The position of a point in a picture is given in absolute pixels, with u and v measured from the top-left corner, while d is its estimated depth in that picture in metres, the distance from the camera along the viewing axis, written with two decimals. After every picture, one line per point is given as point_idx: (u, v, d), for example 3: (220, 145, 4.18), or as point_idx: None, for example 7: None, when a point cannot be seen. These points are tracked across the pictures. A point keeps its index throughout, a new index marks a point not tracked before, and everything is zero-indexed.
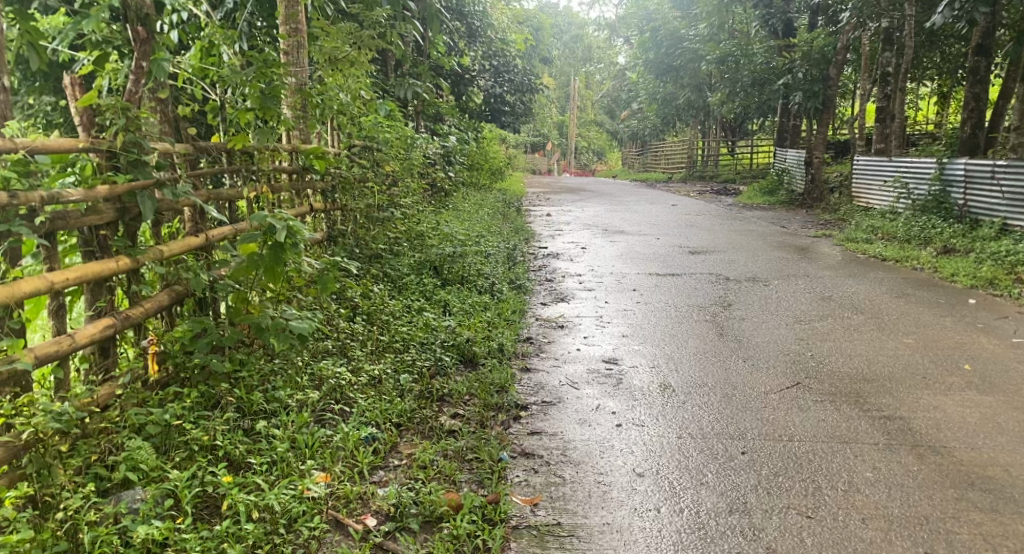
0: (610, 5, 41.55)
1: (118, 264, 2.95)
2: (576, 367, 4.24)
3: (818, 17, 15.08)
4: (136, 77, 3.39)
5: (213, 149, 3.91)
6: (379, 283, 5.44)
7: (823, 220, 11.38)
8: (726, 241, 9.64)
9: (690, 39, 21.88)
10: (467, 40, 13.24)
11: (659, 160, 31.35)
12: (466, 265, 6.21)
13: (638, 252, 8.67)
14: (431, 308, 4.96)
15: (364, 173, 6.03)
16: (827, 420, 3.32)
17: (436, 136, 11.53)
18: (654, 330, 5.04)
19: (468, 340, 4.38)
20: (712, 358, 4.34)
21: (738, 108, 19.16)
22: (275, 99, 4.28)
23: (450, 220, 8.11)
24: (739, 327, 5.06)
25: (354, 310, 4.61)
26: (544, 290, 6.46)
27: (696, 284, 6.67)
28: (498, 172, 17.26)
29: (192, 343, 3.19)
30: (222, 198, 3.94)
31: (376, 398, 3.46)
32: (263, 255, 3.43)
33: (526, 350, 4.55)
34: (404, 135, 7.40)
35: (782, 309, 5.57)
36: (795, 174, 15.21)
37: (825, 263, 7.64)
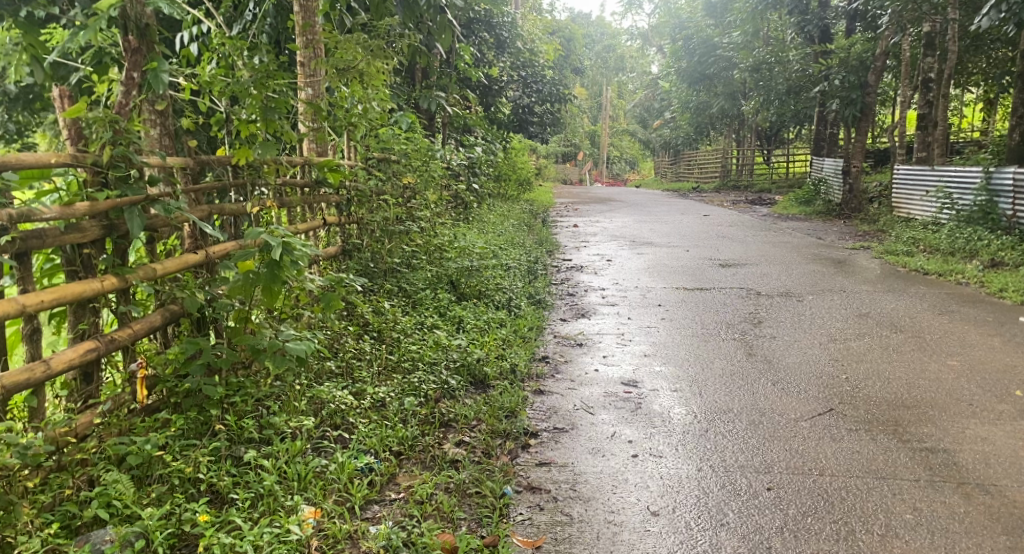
0: (643, 15, 41.39)
1: (103, 285, 2.82)
2: (593, 390, 4.02)
3: (856, 23, 14.71)
4: (128, 89, 3.27)
5: (216, 163, 3.79)
6: (393, 299, 5.29)
7: (861, 231, 11.01)
8: (758, 253, 9.34)
9: (724, 47, 21.58)
10: (495, 50, 13.14)
11: (691, 170, 31.00)
12: (485, 279, 6.04)
13: (666, 265, 8.42)
14: (444, 326, 4.78)
15: (381, 186, 5.90)
16: (862, 452, 3.05)
17: (462, 147, 11.43)
18: (678, 349, 4.80)
19: (480, 360, 4.19)
20: (739, 381, 4.09)
21: (773, 116, 18.80)
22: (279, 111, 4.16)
23: (471, 232, 7.96)
24: (769, 347, 4.79)
25: (364, 328, 4.45)
26: (565, 305, 6.25)
27: (725, 299, 6.40)
28: (526, 182, 17.11)
29: (186, 367, 3.05)
30: (225, 213, 3.81)
31: (377, 424, 3.29)
32: (258, 275, 3.25)
33: (541, 370, 4.34)
34: (425, 146, 7.28)
35: (815, 326, 5.28)
36: (832, 183, 14.80)
37: (863, 277, 7.32)
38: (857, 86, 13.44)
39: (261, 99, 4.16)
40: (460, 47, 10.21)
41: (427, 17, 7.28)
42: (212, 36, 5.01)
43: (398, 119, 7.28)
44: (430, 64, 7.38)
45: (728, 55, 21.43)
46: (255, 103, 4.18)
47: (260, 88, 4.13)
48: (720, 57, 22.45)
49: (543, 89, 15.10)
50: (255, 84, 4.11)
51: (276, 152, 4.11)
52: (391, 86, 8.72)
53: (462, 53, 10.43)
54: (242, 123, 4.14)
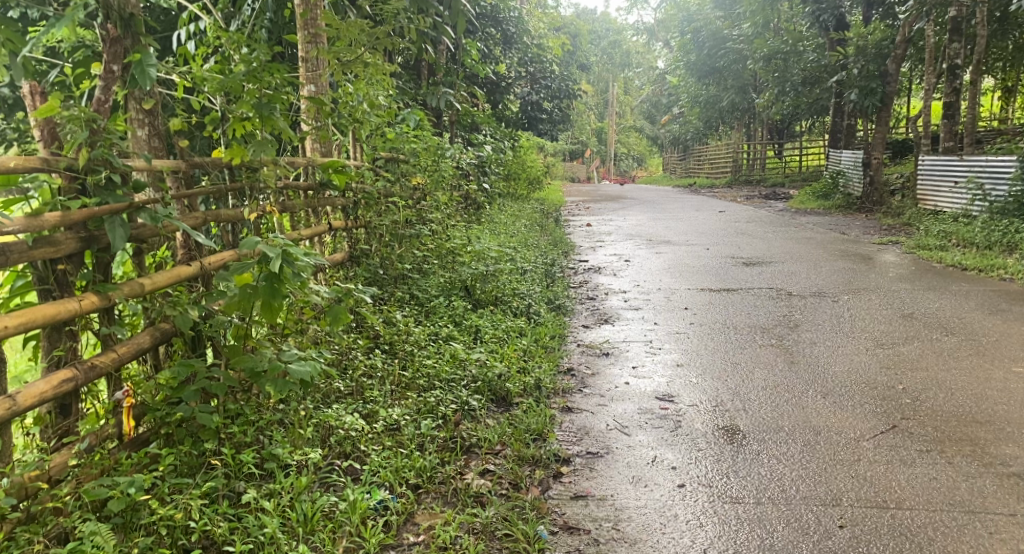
0: (649, 10, 41.05)
1: (82, 305, 2.49)
2: (625, 406, 3.68)
3: (874, 10, 14.31)
4: (106, 83, 2.95)
5: (210, 165, 3.46)
6: (404, 307, 4.97)
7: (886, 225, 10.63)
8: (782, 250, 8.97)
9: (734, 40, 21.19)
10: (502, 47, 12.83)
11: (702, 165, 30.56)
12: (501, 284, 5.71)
13: (687, 264, 8.08)
14: (461, 337, 4.45)
15: (389, 188, 5.56)
16: (940, 479, 2.77)
17: (471, 146, 11.09)
18: (712, 358, 4.46)
19: (501, 376, 3.85)
20: (784, 394, 3.77)
21: (787, 109, 18.42)
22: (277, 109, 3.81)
23: (484, 233, 7.63)
24: (812, 354, 4.45)
25: (375, 341, 4.13)
26: (586, 310, 5.92)
27: (756, 301, 6.04)
28: (535, 181, 16.74)
29: (180, 391, 2.74)
30: (223, 219, 3.49)
31: (392, 452, 2.98)
32: (258, 287, 2.90)
33: (568, 384, 3.99)
34: (434, 144, 6.94)
35: (859, 330, 4.93)
36: (851, 176, 14.40)
37: (897, 274, 6.96)
38: (877, 76, 13.04)
39: (253, 94, 3.83)
40: (468, 43, 9.90)
41: (435, 10, 6.96)
42: (206, 30, 4.69)
43: (405, 117, 6.94)
44: (438, 59, 7.05)
45: (739, 47, 21.07)
46: (247, 98, 3.85)
47: (253, 82, 3.81)
48: (729, 50, 22.11)
49: (551, 85, 14.76)
50: (247, 78, 3.78)
51: (274, 152, 3.78)
52: (397, 84, 8.40)
53: (470, 49, 10.12)
54: (236, 121, 3.82)
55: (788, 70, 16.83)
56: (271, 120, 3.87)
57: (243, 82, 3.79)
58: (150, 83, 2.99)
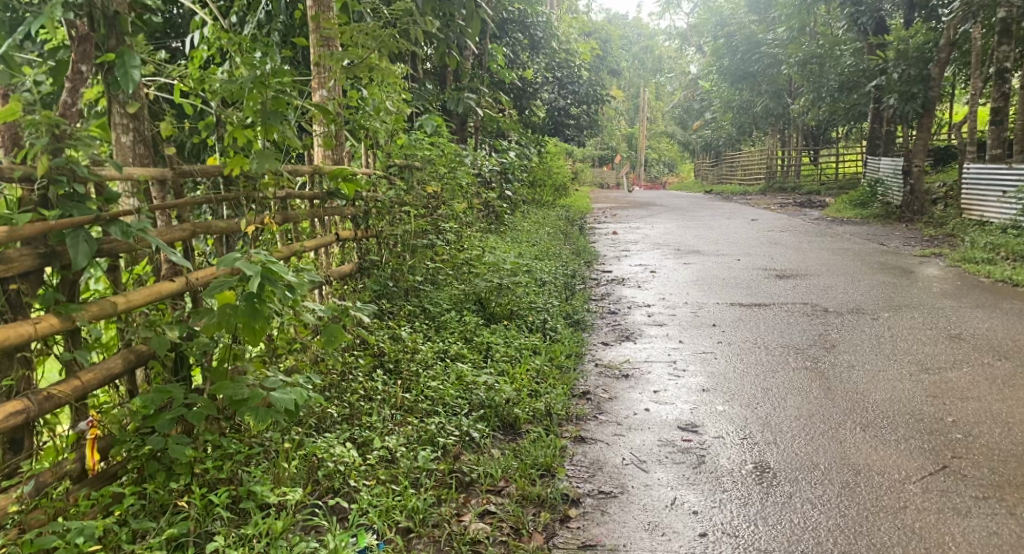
0: (682, 14, 40.66)
1: (37, 329, 2.26)
2: (644, 437, 3.39)
3: (916, 13, 13.83)
4: (74, 85, 2.78)
5: (201, 174, 3.20)
6: (413, 322, 4.73)
7: (929, 236, 10.19)
8: (817, 262, 8.59)
9: (769, 43, 20.75)
10: (529, 52, 12.60)
11: (734, 172, 30.05)
12: (517, 297, 5.43)
13: (716, 276, 7.74)
14: (470, 356, 4.19)
15: (402, 196, 5.33)
16: (1002, 535, 2.46)
17: (495, 152, 10.86)
18: (741, 382, 4.13)
19: (510, 401, 3.58)
20: (820, 424, 3.45)
21: (823, 115, 17.94)
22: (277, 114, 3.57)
23: (504, 243, 7.37)
24: (850, 379, 4.11)
25: (378, 360, 3.89)
26: (607, 326, 5.61)
27: (788, 319, 5.70)
28: (562, 187, 16.45)
29: (154, 420, 2.51)
30: (216, 230, 3.23)
31: (383, 488, 2.73)
32: (238, 309, 2.61)
33: (583, 410, 3.70)
34: (452, 150, 6.71)
35: (901, 352, 4.59)
36: (890, 184, 13.90)
37: (942, 290, 6.58)
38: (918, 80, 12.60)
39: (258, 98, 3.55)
40: (493, 48, 9.68)
41: (457, 12, 6.74)
42: (211, 32, 4.51)
43: (424, 123, 6.71)
44: (458, 62, 6.83)
45: (773, 51, 20.63)
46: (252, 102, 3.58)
47: (260, 87, 3.55)
48: (764, 54, 21.68)
49: (579, 91, 14.48)
50: (253, 82, 3.53)
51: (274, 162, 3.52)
52: (418, 89, 8.21)
53: (495, 53, 9.91)
54: (236, 128, 3.51)
55: (825, 75, 16.38)
56: (276, 127, 3.61)
57: (250, 87, 3.53)
58: (134, 86, 2.84)
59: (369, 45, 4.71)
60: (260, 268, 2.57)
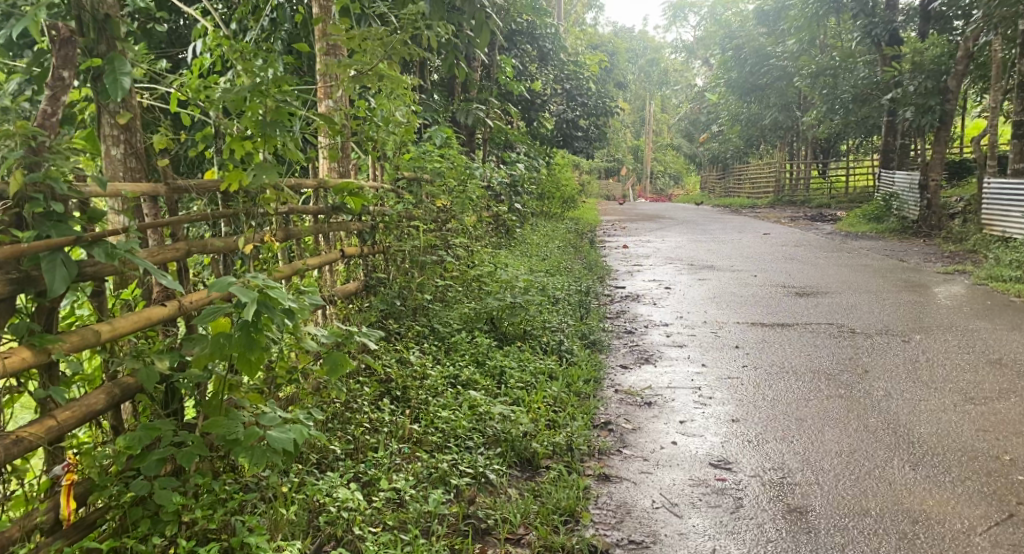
0: (689, 27, 40.63)
1: (5, 363, 2.00)
2: (673, 475, 3.13)
3: (930, 25, 13.65)
4: (55, 93, 2.35)
5: (196, 190, 2.94)
6: (422, 344, 4.48)
7: (949, 253, 10.01)
8: (836, 278, 8.34)
9: (778, 56, 20.58)
10: (536, 63, 12.39)
11: (742, 185, 29.80)
12: (531, 317, 5.18)
13: (733, 293, 7.47)
14: (483, 382, 3.92)
15: (410, 210, 5.09)
16: None
17: (504, 164, 10.62)
18: (773, 412, 3.87)
19: (526, 434, 3.32)
20: (864, 462, 3.21)
21: (834, 127, 17.74)
22: (278, 124, 3.29)
23: (514, 259, 7.12)
24: (890, 410, 3.87)
25: (384, 388, 3.64)
26: (625, 347, 5.34)
27: (815, 341, 5.44)
28: (569, 200, 16.18)
29: (140, 461, 2.24)
30: (214, 249, 2.96)
31: (389, 536, 2.48)
32: (232, 338, 2.31)
33: (606, 443, 3.44)
34: (462, 163, 6.49)
35: (940, 381, 4.35)
36: (905, 199, 13.68)
37: (972, 311, 6.36)
38: (935, 94, 12.41)
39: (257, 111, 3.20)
40: (502, 59, 9.47)
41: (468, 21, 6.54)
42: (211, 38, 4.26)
43: (432, 135, 6.46)
44: (468, 72, 6.60)
45: (782, 63, 20.43)
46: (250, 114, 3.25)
47: (259, 98, 3.21)
48: (773, 66, 21.48)
49: (588, 103, 14.24)
50: (251, 92, 3.21)
51: (276, 176, 3.21)
52: (426, 100, 7.99)
53: (504, 65, 9.70)
54: (233, 140, 3.22)
55: (837, 87, 16.16)
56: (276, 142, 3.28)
57: (247, 97, 3.21)
58: (125, 94, 2.60)
59: (376, 52, 4.47)
60: (256, 294, 2.27)
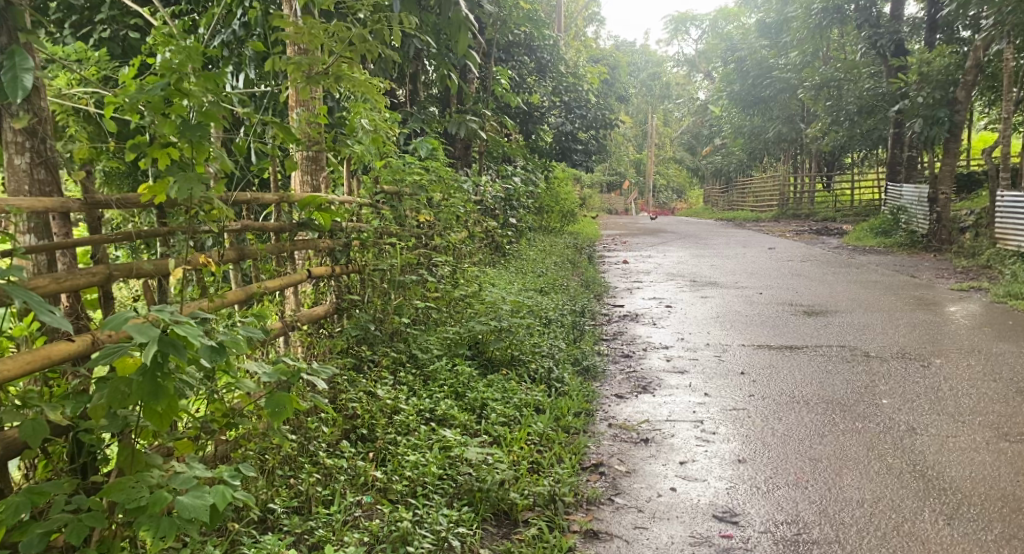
0: (690, 41, 40.45)
1: None
2: (671, 531, 2.75)
3: (937, 35, 13.32)
4: None
5: (122, 205, 2.52)
6: (398, 373, 4.08)
7: (961, 268, 9.63)
8: (847, 296, 7.95)
9: (780, 68, 20.31)
10: (535, 75, 12.02)
11: (745, 199, 29.39)
12: (520, 340, 4.78)
13: (738, 312, 7.06)
14: (461, 417, 3.51)
15: (388, 226, 4.69)
16: None
17: (500, 178, 10.25)
18: (784, 451, 3.47)
19: (506, 481, 2.93)
20: (890, 516, 2.82)
21: (839, 139, 17.40)
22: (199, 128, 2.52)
23: (506, 278, 6.73)
24: (915, 449, 3.47)
25: (349, 426, 3.24)
26: (621, 373, 4.92)
27: (826, 366, 5.02)
28: (570, 214, 15.81)
29: (20, 537, 1.85)
30: (143, 274, 2.52)
31: None
32: (132, 385, 1.89)
33: (597, 490, 3.04)
34: (449, 176, 6.10)
35: (967, 415, 3.96)
36: (914, 212, 13.29)
37: (995, 332, 5.98)
38: (944, 104, 12.08)
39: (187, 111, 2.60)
40: (498, 70, 9.14)
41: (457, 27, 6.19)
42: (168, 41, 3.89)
43: (416, 146, 6.04)
44: (456, 79, 6.20)
45: (785, 76, 20.12)
46: (171, 116, 2.55)
47: (181, 97, 2.52)
48: (776, 79, 21.17)
49: (587, 116, 13.86)
50: (169, 90, 2.49)
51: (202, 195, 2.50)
52: (415, 111, 7.64)
53: (500, 76, 9.32)
54: (157, 149, 2.53)
55: (842, 99, 15.79)
56: (207, 148, 2.56)
57: (164, 98, 2.50)
58: (26, 95, 2.20)
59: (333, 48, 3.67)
60: (156, 333, 1.84)
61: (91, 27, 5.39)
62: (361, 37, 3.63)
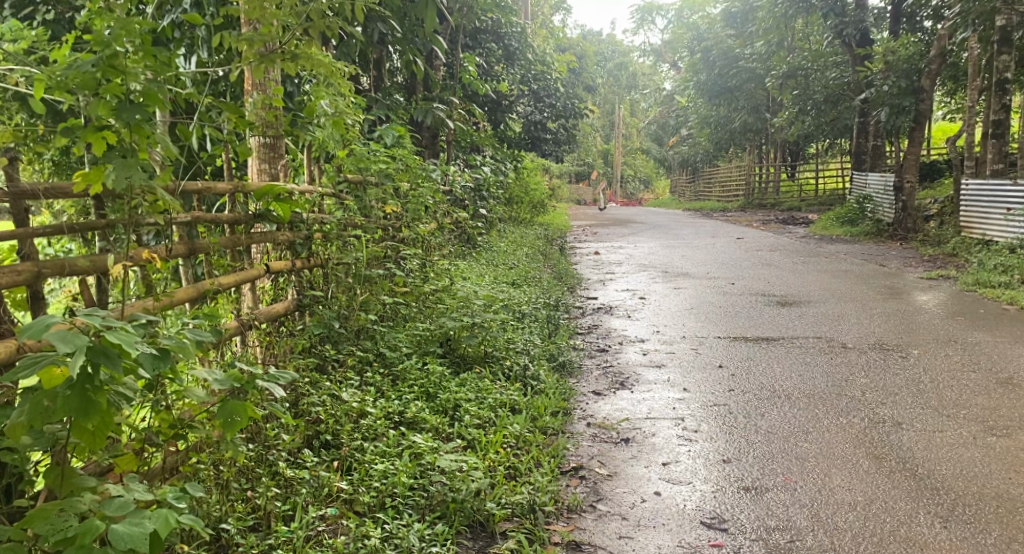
0: (657, 31, 40.44)
1: None
2: (659, 541, 2.59)
3: (902, 24, 13.36)
4: None
5: (51, 195, 2.27)
6: (365, 372, 3.87)
7: (929, 256, 9.67)
8: (819, 285, 7.89)
9: (746, 58, 20.39)
10: (503, 63, 11.79)
11: (712, 189, 29.50)
12: (493, 336, 4.60)
13: (712, 303, 6.95)
14: (432, 419, 3.32)
15: (353, 218, 4.47)
16: None
17: (468, 168, 10.05)
18: (769, 450, 3.33)
19: (480, 490, 2.74)
20: (886, 520, 2.70)
21: (806, 129, 17.46)
22: (136, 107, 2.26)
23: (476, 271, 6.54)
24: (903, 446, 3.35)
25: (312, 432, 3.03)
26: (598, 369, 4.75)
27: (804, 359, 4.90)
28: (540, 205, 15.64)
29: None
30: (78, 271, 2.28)
31: None
32: (57, 400, 1.66)
33: (578, 497, 2.87)
34: (417, 164, 5.88)
35: (951, 409, 3.86)
36: (881, 201, 13.36)
37: (968, 321, 5.95)
38: (909, 93, 12.13)
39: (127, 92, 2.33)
40: (465, 56, 8.92)
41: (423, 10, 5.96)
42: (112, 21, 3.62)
43: (382, 134, 5.81)
44: (424, 65, 5.97)
45: (751, 66, 20.14)
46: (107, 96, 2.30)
47: (115, 75, 2.25)
48: (742, 69, 21.19)
49: (556, 105, 13.69)
50: (100, 67, 2.25)
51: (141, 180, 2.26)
52: (381, 99, 7.41)
53: (468, 63, 9.09)
54: (92, 132, 2.27)
55: (809, 88, 15.82)
56: (148, 131, 2.32)
57: (96, 75, 2.26)
58: None
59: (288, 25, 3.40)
60: (80, 341, 1.61)
61: (33, 8, 5.07)
62: (319, 12, 3.38)
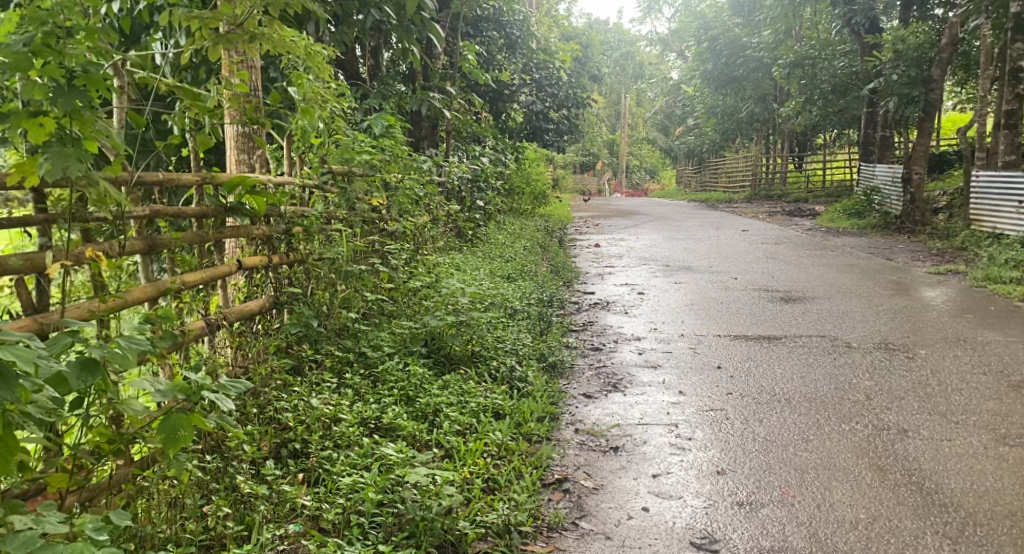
0: (664, 19, 39.96)
1: None
2: None
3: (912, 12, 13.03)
4: None
5: None
6: (343, 373, 3.69)
7: (937, 250, 9.43)
8: (823, 280, 7.67)
9: (754, 47, 20.02)
10: (505, 52, 11.54)
11: (718, 179, 29.18)
12: (480, 334, 4.41)
13: (713, 299, 6.74)
14: (409, 426, 3.13)
15: (334, 212, 4.28)
16: None
17: (467, 158, 9.82)
18: (766, 460, 3.14)
19: (454, 506, 2.56)
20: (889, 540, 2.51)
21: (814, 119, 17.15)
22: (77, 92, 2.07)
23: (469, 265, 6.34)
24: (908, 456, 3.16)
25: (279, 441, 2.84)
26: (591, 370, 4.56)
27: (806, 359, 4.70)
28: (542, 196, 15.42)
29: None
30: (12, 270, 2.10)
31: None
32: None
33: (559, 514, 2.69)
34: (406, 155, 5.67)
35: (959, 415, 3.66)
36: (889, 193, 13.11)
37: (978, 319, 5.73)
38: (919, 83, 11.82)
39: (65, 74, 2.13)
40: (463, 44, 8.67)
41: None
42: None
43: (371, 124, 5.60)
44: (416, 52, 5.75)
45: (758, 54, 19.78)
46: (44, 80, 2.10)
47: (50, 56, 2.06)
48: (749, 58, 20.85)
49: (558, 94, 13.42)
50: (31, 46, 2.06)
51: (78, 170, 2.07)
52: (374, 87, 7.18)
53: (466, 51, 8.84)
54: (27, 119, 2.06)
55: (817, 77, 15.50)
56: (90, 119, 2.12)
57: (29, 55, 2.05)
58: None
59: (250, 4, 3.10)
60: None
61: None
62: None
